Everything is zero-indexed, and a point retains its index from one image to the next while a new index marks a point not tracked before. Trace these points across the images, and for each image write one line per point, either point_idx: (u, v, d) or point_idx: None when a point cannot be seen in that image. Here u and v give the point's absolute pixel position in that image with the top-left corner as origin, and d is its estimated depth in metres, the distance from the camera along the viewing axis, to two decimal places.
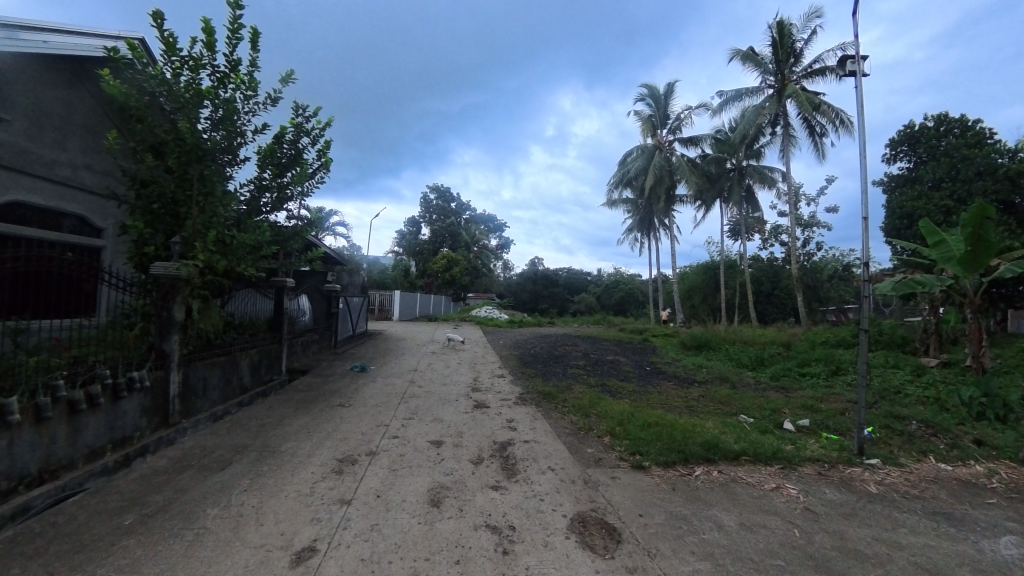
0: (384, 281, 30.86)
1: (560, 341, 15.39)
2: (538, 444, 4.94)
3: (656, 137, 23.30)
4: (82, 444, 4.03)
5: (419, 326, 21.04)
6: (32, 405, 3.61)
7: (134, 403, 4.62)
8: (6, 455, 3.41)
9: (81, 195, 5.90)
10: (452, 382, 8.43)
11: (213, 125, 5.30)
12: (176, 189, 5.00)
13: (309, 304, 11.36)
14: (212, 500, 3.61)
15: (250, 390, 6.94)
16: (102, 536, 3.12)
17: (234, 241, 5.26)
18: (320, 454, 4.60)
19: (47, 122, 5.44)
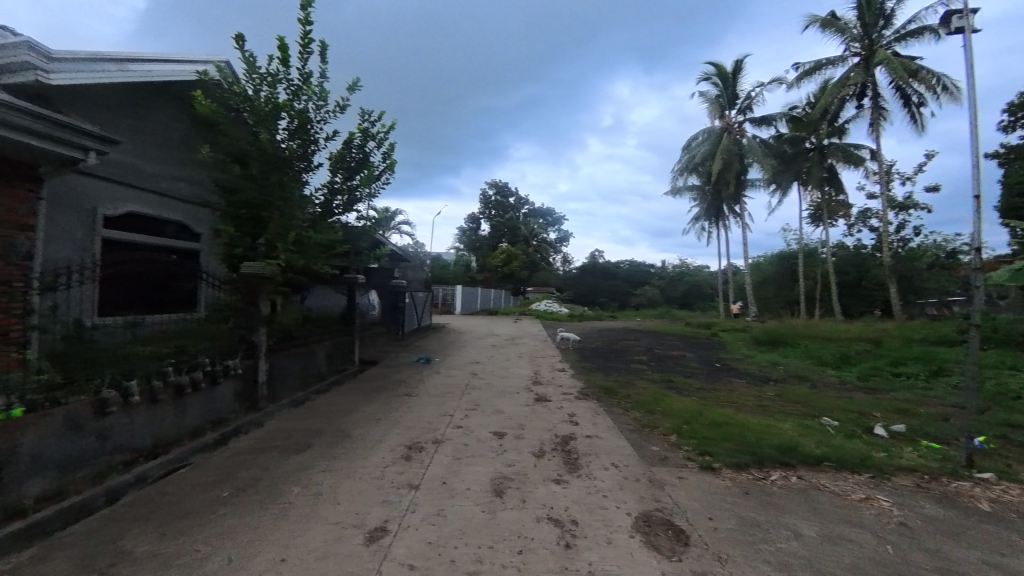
0: (445, 276, 31.86)
1: (621, 335, 15.08)
2: (600, 440, 4.88)
3: (724, 118, 21.92)
4: (186, 424, 4.61)
5: (480, 319, 21.51)
6: (148, 388, 4.18)
7: (229, 388, 5.20)
8: (129, 431, 3.99)
9: (180, 203, 6.64)
10: (512, 375, 8.55)
11: (290, 135, 5.72)
12: (260, 196, 5.48)
13: (376, 298, 12.07)
14: (295, 478, 3.95)
15: (326, 377, 7.51)
16: (206, 504, 3.54)
17: (310, 241, 5.68)
18: (390, 439, 4.88)
19: (150, 140, 6.17)
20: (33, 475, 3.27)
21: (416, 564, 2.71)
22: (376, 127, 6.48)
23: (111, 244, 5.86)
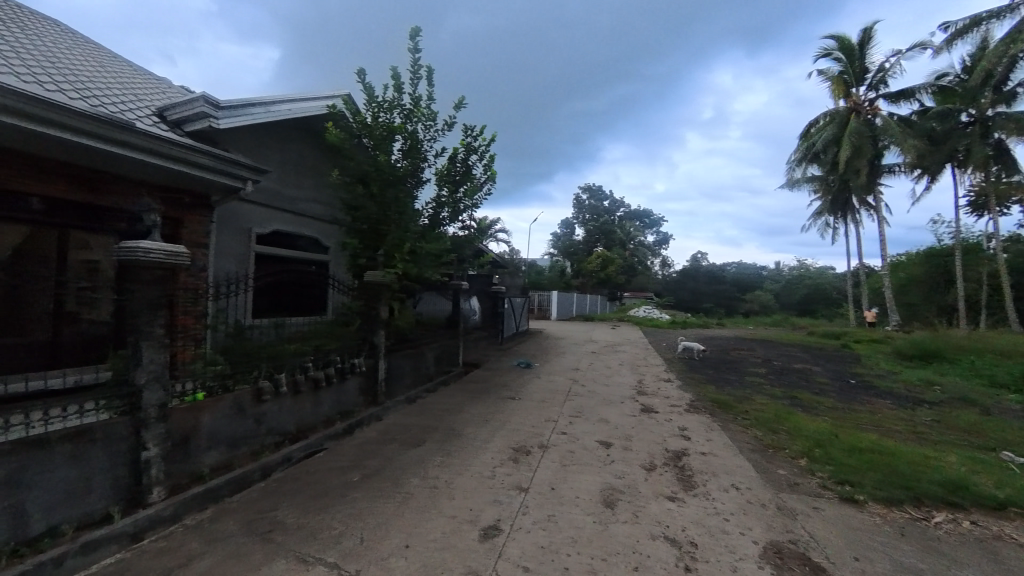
0: (541, 282, 32.25)
1: (731, 344, 13.91)
2: (716, 458, 4.55)
3: (851, 97, 19.25)
4: (320, 413, 5.29)
5: (576, 325, 21.36)
6: (292, 380, 4.90)
7: (354, 383, 5.87)
8: (278, 416, 4.73)
9: (313, 221, 7.65)
10: (614, 384, 8.35)
11: (402, 155, 6.28)
12: (378, 211, 6.09)
13: (478, 303, 12.92)
14: (414, 469, 4.30)
15: (434, 378, 8.03)
16: (340, 487, 3.98)
17: (421, 251, 6.17)
18: (498, 441, 5.05)
19: (291, 168, 7.21)
20: (211, 448, 4.03)
21: (530, 567, 2.77)
22: (478, 141, 6.81)
23: (263, 258, 6.96)
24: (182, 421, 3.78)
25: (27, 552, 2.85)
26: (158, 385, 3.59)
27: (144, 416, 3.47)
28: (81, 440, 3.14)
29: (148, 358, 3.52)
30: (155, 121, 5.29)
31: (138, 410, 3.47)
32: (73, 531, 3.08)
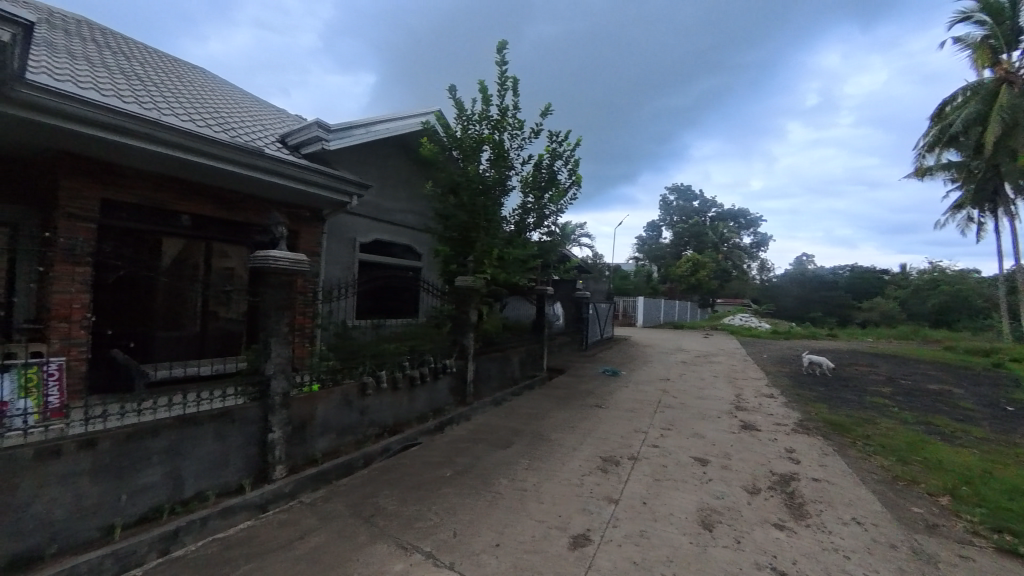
0: (624, 287, 31.42)
1: (846, 358, 12.38)
2: (832, 486, 4.09)
3: (1002, 64, 16.20)
4: (415, 409, 5.79)
5: (664, 333, 20.48)
6: (390, 378, 5.38)
7: (445, 383, 6.37)
8: (379, 409, 5.28)
9: (407, 228, 8.93)
10: (708, 398, 7.92)
11: (490, 165, 6.55)
12: (467, 219, 6.44)
13: (561, 308, 13.35)
14: (504, 472, 4.50)
15: (519, 381, 8.33)
16: (434, 482, 4.31)
17: (508, 257, 6.41)
18: (582, 450, 5.11)
19: (388, 181, 8.58)
20: (323, 435, 4.63)
21: None
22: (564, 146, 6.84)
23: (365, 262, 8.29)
24: (301, 409, 4.41)
25: (182, 511, 3.48)
26: (282, 375, 4.21)
27: (271, 402, 4.09)
28: (223, 420, 3.77)
29: (275, 352, 4.16)
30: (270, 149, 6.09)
31: (266, 396, 4.09)
32: (215, 497, 3.69)
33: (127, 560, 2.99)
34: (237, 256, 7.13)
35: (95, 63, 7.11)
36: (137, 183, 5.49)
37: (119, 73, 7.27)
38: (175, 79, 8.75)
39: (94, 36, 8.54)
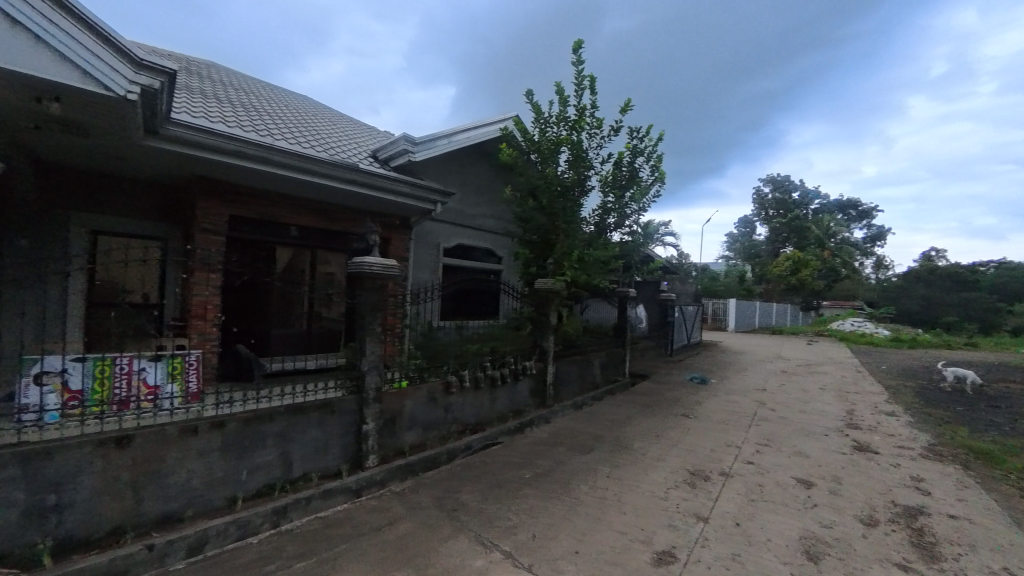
0: (713, 290, 29.60)
1: (996, 372, 10.45)
2: (977, 526, 3.47)
3: None
4: (497, 408, 6.59)
5: (760, 339, 18.95)
6: (474, 377, 6.19)
7: (524, 385, 6.98)
8: (463, 408, 6.01)
9: (487, 235, 11.00)
10: (814, 413, 7.23)
11: (567, 166, 7.24)
12: (545, 219, 7.13)
13: (644, 312, 13.08)
14: (583, 479, 4.65)
15: (600, 385, 9.57)
16: (516, 482, 4.67)
17: (589, 258, 7.18)
18: (667, 464, 5.01)
19: (469, 192, 10.57)
20: (412, 430, 5.37)
21: None
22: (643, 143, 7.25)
23: (448, 267, 10.29)
24: (392, 404, 5.17)
25: (292, 488, 4.28)
26: (375, 370, 4.95)
27: (366, 396, 4.87)
28: (324, 410, 4.57)
29: (369, 349, 4.91)
30: (354, 167, 7.30)
31: (360, 391, 4.88)
32: (318, 480, 4.47)
33: (246, 528, 3.77)
34: (337, 263, 8.68)
35: (240, 102, 8.97)
36: (258, 199, 7.23)
37: (257, 109, 9.09)
38: (297, 113, 10.46)
39: (242, 86, 10.63)
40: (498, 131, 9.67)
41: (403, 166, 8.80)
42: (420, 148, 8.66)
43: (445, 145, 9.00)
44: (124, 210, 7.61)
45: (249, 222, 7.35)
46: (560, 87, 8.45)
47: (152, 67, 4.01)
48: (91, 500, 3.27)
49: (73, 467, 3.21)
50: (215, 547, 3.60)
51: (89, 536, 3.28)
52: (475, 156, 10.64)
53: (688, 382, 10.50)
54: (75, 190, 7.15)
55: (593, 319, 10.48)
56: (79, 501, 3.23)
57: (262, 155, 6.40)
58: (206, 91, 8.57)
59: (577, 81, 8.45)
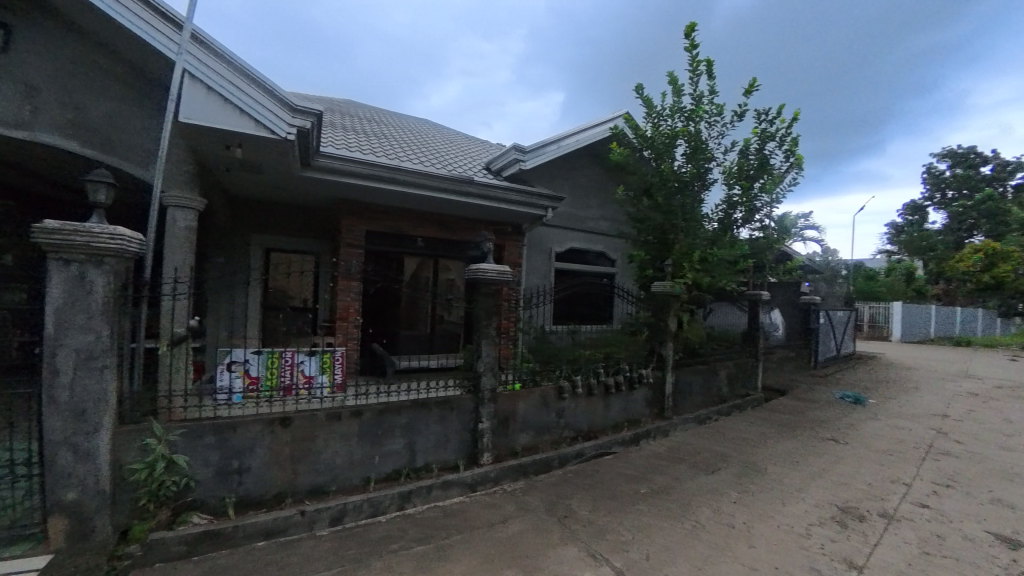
0: (876, 290, 24.78)
1: None
2: None
3: None
4: (611, 417, 7.03)
5: (940, 350, 15.37)
6: (588, 383, 6.75)
7: (640, 394, 7.43)
8: (574, 413, 6.59)
9: (601, 238, 10.82)
10: (1010, 456, 5.85)
11: (685, 159, 7.44)
12: (663, 219, 7.59)
13: (781, 317, 11.38)
14: (710, 504, 5.05)
15: (726, 400, 8.92)
16: (629, 497, 5.22)
17: (714, 257, 7.46)
18: (787, 509, 4.87)
19: (580, 194, 10.52)
20: (523, 432, 6.10)
21: None
22: (773, 124, 7.25)
23: (562, 271, 10.41)
24: (506, 405, 5.96)
25: (414, 476, 5.28)
26: (490, 373, 5.77)
27: (482, 396, 5.72)
28: (444, 407, 5.52)
29: (485, 353, 5.76)
30: (468, 179, 7.93)
31: (478, 392, 5.74)
32: (436, 470, 5.44)
33: (378, 506, 4.79)
34: (456, 269, 9.35)
35: (376, 134, 10.36)
36: (389, 215, 8.30)
37: (389, 138, 10.41)
38: (422, 137, 11.66)
39: (379, 120, 12.24)
40: (608, 132, 9.53)
41: (515, 174, 9.17)
42: (531, 156, 8.95)
43: (554, 151, 9.21)
44: (291, 233, 9.31)
45: (382, 236, 8.44)
46: (672, 75, 7.88)
47: (304, 111, 5.89)
48: (263, 467, 4.54)
49: (252, 440, 4.50)
50: (352, 520, 4.64)
51: (262, 496, 4.55)
52: (586, 158, 10.56)
53: (838, 401, 8.93)
54: (258, 219, 9.02)
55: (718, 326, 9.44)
56: (254, 467, 4.52)
57: (390, 175, 7.37)
58: (351, 128, 10.13)
59: (691, 66, 7.79)
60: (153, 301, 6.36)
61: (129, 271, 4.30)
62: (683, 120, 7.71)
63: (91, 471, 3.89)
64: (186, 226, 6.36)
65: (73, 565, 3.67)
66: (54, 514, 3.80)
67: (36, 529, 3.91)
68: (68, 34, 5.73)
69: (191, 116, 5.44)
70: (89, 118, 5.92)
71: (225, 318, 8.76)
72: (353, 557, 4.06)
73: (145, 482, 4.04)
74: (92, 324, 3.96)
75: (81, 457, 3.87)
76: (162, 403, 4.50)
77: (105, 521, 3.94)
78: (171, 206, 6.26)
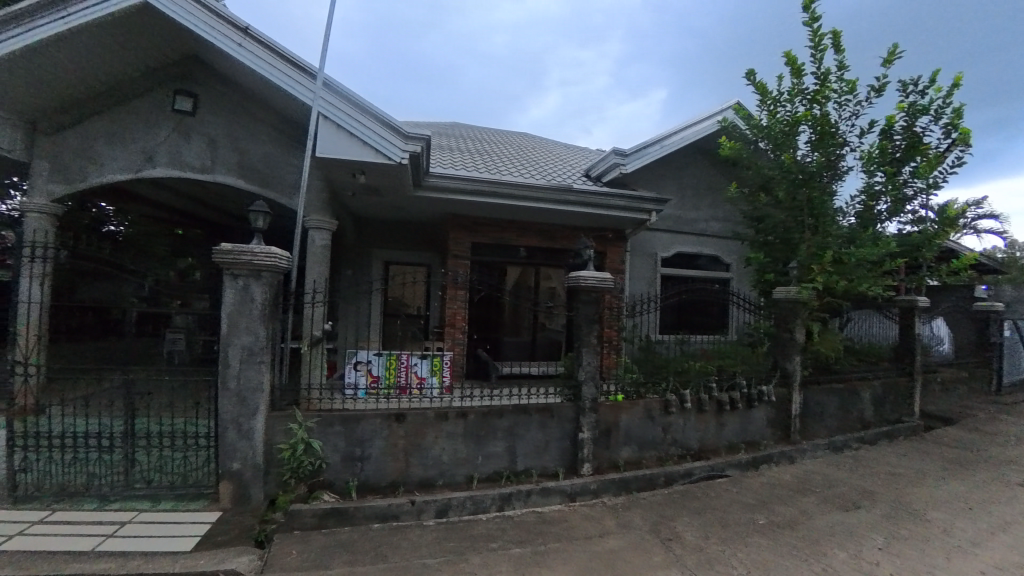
0: None
1: None
2: None
3: None
4: (725, 437, 6.46)
5: None
6: (699, 398, 6.29)
7: (761, 413, 6.69)
8: (682, 430, 6.19)
9: (712, 240, 10.07)
10: None
11: (811, 148, 6.65)
12: (786, 217, 6.82)
13: (948, 328, 9.42)
14: (846, 546, 4.43)
15: (871, 425, 7.60)
16: (744, 527, 4.78)
17: (851, 258, 6.49)
18: (953, 566, 4.02)
19: (687, 195, 9.93)
20: (625, 445, 5.92)
21: None
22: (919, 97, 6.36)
23: (668, 276, 9.92)
24: (607, 416, 5.84)
25: (514, 479, 5.47)
26: (591, 381, 5.73)
27: (581, 405, 5.70)
28: (542, 413, 5.64)
29: (585, 361, 5.73)
30: (568, 188, 8.07)
31: (577, 400, 5.74)
32: (535, 476, 5.56)
33: (480, 505, 5.08)
34: (557, 277, 9.48)
35: (480, 151, 11.04)
36: (492, 227, 8.78)
37: (492, 154, 11.02)
38: (523, 150, 12.10)
39: (482, 137, 13.01)
40: (717, 126, 8.92)
41: (616, 179, 9.02)
42: (631, 158, 8.77)
43: (657, 152, 8.88)
44: (407, 247, 10.33)
45: (487, 247, 8.94)
46: (789, 54, 7.08)
47: (414, 137, 6.58)
48: (381, 457, 5.13)
49: (373, 431, 5.12)
50: (456, 514, 4.99)
51: (380, 483, 5.13)
52: (693, 156, 9.96)
53: None
54: (380, 236, 10.21)
55: (859, 338, 8.08)
56: (374, 457, 5.12)
57: (493, 189, 7.84)
58: (458, 148, 10.94)
59: (812, 42, 6.93)
60: (299, 309, 7.59)
61: (280, 284, 5.24)
62: (805, 104, 6.90)
63: (252, 447, 4.82)
64: (323, 245, 7.51)
65: (238, 522, 4.55)
66: (224, 479, 4.77)
67: (211, 490, 4.93)
68: (238, 97, 7.33)
69: (326, 152, 6.42)
70: (255, 162, 7.40)
71: (354, 323, 10.04)
72: (455, 550, 4.37)
73: (289, 461, 4.83)
74: (252, 326, 4.91)
75: (243, 434, 4.82)
76: (303, 394, 5.35)
77: (261, 490, 4.84)
78: (311, 228, 7.48)
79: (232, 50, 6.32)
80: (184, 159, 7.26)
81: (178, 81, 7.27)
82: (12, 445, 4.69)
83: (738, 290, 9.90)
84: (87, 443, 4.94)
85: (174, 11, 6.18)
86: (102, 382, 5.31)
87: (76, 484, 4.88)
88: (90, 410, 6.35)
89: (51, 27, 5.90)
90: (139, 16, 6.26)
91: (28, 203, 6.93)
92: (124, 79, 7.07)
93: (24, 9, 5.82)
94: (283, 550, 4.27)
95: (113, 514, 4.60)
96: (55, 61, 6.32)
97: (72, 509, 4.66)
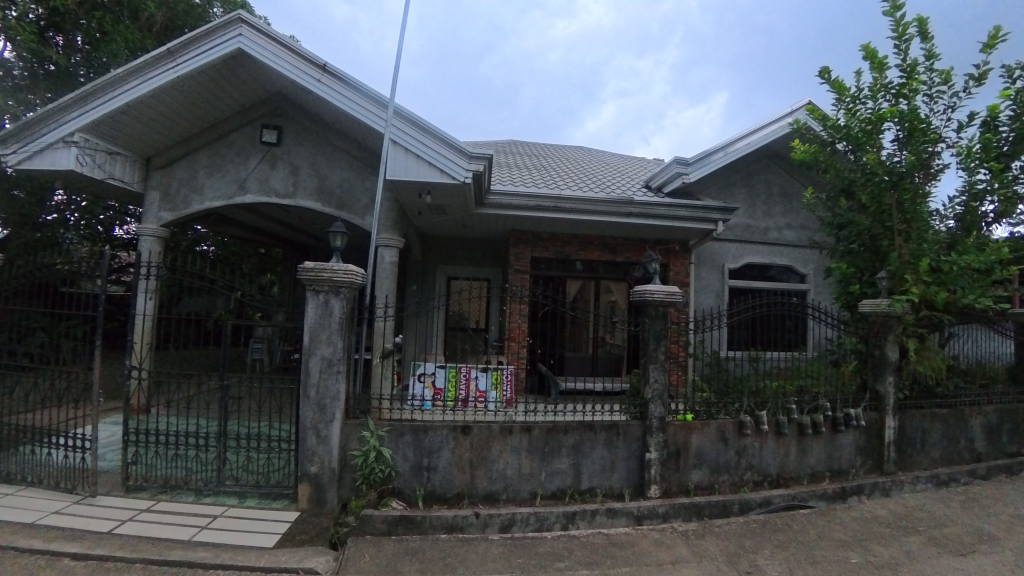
0: None
1: None
2: None
3: None
4: (808, 464, 6.00)
5: None
6: (777, 420, 5.91)
7: (849, 439, 6.15)
8: (759, 454, 5.83)
9: (787, 250, 9.49)
10: None
11: (899, 146, 6.11)
12: (874, 223, 6.29)
13: None
14: None
15: (983, 457, 6.74)
16: (835, 567, 4.40)
17: (952, 267, 5.88)
18: None
19: (758, 203, 9.46)
20: (695, 469, 5.67)
21: None
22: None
23: (737, 288, 9.45)
24: (676, 436, 5.64)
25: (578, 498, 5.43)
26: (658, 399, 5.56)
27: (649, 424, 5.55)
28: (606, 430, 5.55)
29: (653, 378, 5.57)
30: (630, 200, 7.99)
31: (644, 419, 5.58)
32: (600, 495, 5.47)
33: (544, 522, 5.07)
34: (618, 291, 9.32)
35: (538, 167, 11.21)
36: (552, 242, 8.86)
37: (550, 168, 11.13)
38: (580, 164, 12.11)
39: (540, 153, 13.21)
40: (788, 129, 8.47)
41: (678, 189, 8.82)
42: (695, 167, 8.53)
43: (722, 159, 8.58)
44: (468, 262, 10.65)
45: (547, 261, 9.01)
46: (869, 48, 6.62)
47: (478, 156, 6.84)
48: (448, 468, 5.29)
49: (442, 443, 5.31)
50: (521, 530, 5.02)
51: (447, 494, 5.29)
52: (764, 161, 9.50)
53: None
54: (444, 252, 10.65)
55: (969, 358, 7.15)
56: (442, 468, 5.30)
57: (553, 204, 7.93)
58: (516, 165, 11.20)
59: (895, 32, 6.44)
60: (371, 322, 8.07)
61: (357, 298, 5.60)
62: (889, 100, 6.40)
63: (329, 452, 5.14)
64: (391, 262, 7.94)
65: (317, 523, 4.86)
66: (303, 481, 5.11)
67: (292, 491, 5.33)
68: (316, 127, 7.99)
69: (396, 175, 6.84)
70: (332, 186, 8.02)
71: (418, 335, 10.46)
72: (523, 567, 4.39)
73: (363, 467, 5.12)
74: (332, 338, 5.28)
75: (323, 439, 5.16)
76: (375, 404, 5.62)
77: (337, 495, 5.15)
78: (382, 246, 7.93)
79: (313, 85, 6.89)
80: (270, 185, 8.01)
81: (265, 117, 8.06)
82: (129, 440, 5.35)
83: (817, 302, 9.22)
84: (187, 442, 5.51)
85: (263, 53, 6.84)
86: (201, 386, 5.92)
87: (178, 478, 5.46)
88: (189, 412, 7.08)
89: (164, 76, 6.83)
90: (234, 61, 7.07)
91: (143, 227, 7.92)
92: (221, 116, 7.96)
93: (145, 62, 6.78)
94: (357, 553, 4.52)
95: (207, 508, 5.10)
96: (166, 104, 7.24)
97: (173, 500, 5.22)
